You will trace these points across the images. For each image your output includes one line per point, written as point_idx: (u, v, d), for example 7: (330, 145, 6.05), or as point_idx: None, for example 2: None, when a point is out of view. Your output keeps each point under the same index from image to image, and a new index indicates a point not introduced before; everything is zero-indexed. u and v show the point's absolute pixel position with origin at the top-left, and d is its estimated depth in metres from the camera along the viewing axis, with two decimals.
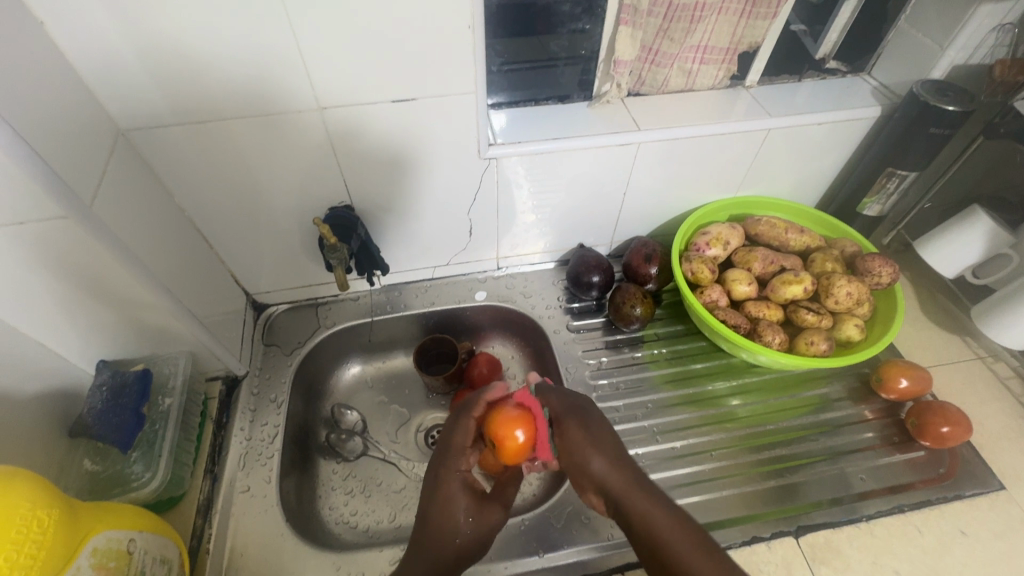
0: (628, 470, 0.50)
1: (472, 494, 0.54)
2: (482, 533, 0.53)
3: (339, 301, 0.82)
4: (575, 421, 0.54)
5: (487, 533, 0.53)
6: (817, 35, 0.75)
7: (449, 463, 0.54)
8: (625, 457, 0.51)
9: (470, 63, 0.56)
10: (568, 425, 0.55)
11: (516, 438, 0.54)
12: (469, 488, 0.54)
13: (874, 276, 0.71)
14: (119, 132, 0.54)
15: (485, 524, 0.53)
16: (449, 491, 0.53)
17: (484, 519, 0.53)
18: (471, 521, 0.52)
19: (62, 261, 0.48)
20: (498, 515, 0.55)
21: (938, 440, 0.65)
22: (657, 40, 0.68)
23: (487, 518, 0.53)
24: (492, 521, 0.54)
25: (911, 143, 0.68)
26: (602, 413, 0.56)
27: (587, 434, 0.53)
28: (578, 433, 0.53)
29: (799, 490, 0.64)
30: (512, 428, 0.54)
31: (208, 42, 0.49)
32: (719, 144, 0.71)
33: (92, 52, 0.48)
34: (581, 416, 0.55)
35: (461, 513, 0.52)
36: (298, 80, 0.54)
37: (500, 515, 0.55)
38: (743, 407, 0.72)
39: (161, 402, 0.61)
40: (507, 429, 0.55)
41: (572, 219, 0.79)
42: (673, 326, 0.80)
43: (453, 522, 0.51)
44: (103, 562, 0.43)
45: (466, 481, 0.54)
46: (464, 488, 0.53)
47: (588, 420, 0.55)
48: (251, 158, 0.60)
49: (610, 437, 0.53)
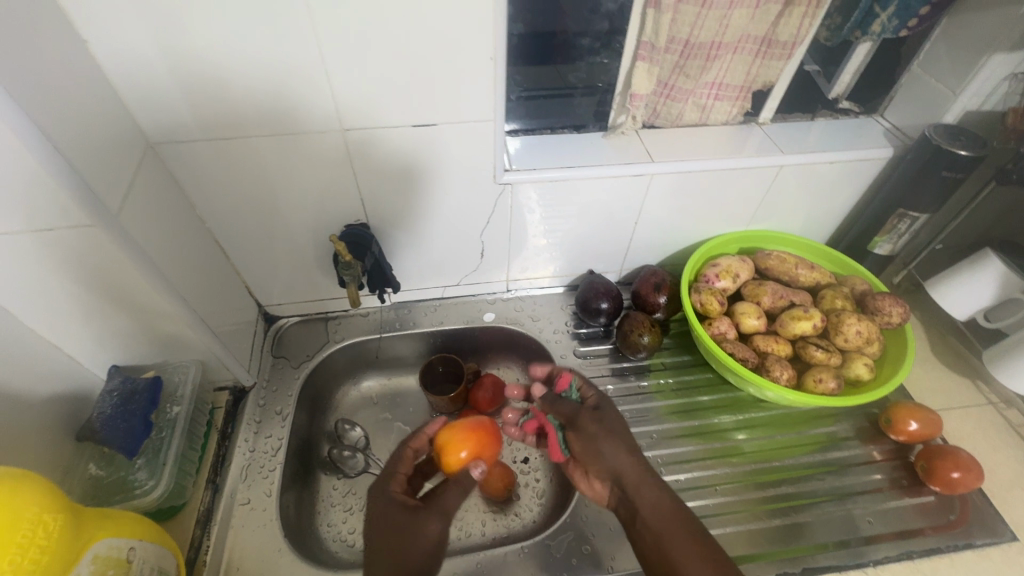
0: (640, 459, 0.56)
1: (403, 508, 0.54)
2: (424, 546, 0.51)
3: (348, 316, 0.83)
4: (591, 417, 0.61)
5: (428, 544, 0.52)
6: (830, 75, 0.77)
7: (380, 484, 0.57)
8: (637, 452, 0.57)
9: (491, 92, 0.58)
10: (581, 420, 0.61)
11: (456, 450, 0.63)
12: (399, 504, 0.54)
13: (883, 316, 0.70)
14: (149, 145, 0.56)
15: (422, 535, 0.52)
16: (381, 512, 0.54)
17: (421, 532, 0.52)
18: (407, 532, 0.52)
19: (85, 267, 0.49)
20: (437, 528, 0.53)
21: (948, 485, 0.64)
22: (672, 75, 0.69)
23: (425, 527, 0.53)
24: (430, 531, 0.53)
25: (923, 185, 0.69)
26: (617, 415, 0.62)
27: (602, 431, 0.59)
28: (591, 431, 0.59)
29: (805, 530, 0.63)
30: (455, 441, 0.63)
31: (241, 62, 0.51)
32: (731, 178, 0.72)
33: (131, 69, 0.50)
34: (597, 415, 0.61)
35: (395, 527, 0.52)
36: (325, 102, 0.56)
37: (440, 527, 0.54)
38: (749, 442, 0.71)
39: (169, 410, 0.61)
40: (451, 450, 0.63)
41: (582, 245, 0.79)
42: (681, 356, 0.80)
43: (390, 537, 0.51)
44: (102, 570, 0.43)
45: (398, 498, 0.55)
46: (395, 504, 0.55)
47: (603, 417, 0.61)
48: (272, 174, 0.62)
49: (627, 440, 0.58)
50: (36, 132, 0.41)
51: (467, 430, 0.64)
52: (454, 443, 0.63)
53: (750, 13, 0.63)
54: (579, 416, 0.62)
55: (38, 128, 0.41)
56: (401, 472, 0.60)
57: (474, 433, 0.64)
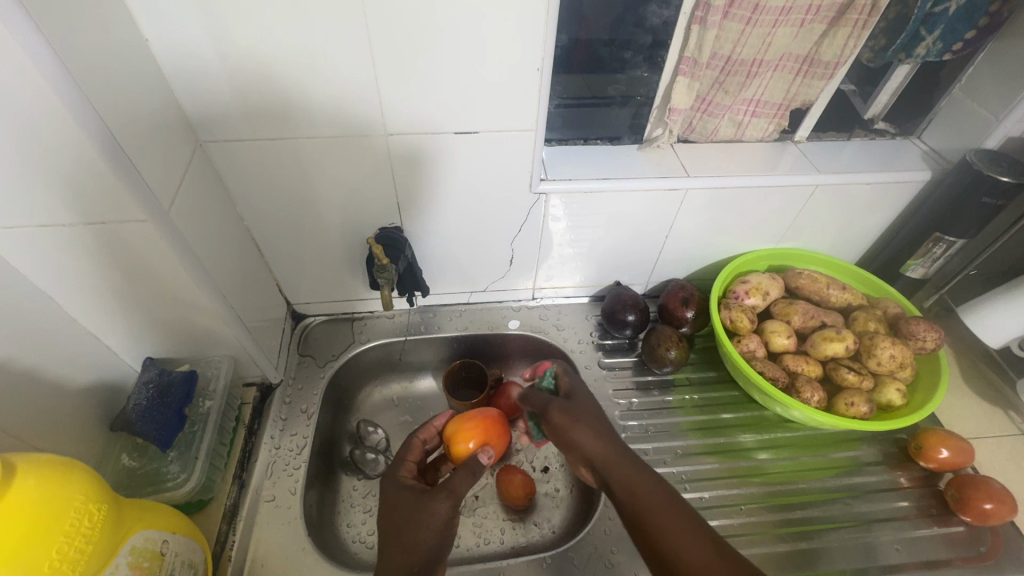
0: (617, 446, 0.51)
1: (410, 492, 0.53)
2: (432, 527, 0.51)
3: (374, 317, 0.83)
4: (558, 411, 0.54)
5: (436, 525, 0.51)
6: (867, 95, 0.76)
7: (389, 471, 0.57)
8: (612, 437, 0.52)
9: (534, 102, 0.59)
10: (552, 409, 0.54)
11: (464, 437, 0.61)
12: (405, 489, 0.54)
13: (918, 340, 0.69)
14: (198, 142, 0.57)
15: (428, 516, 0.51)
16: (388, 500, 0.54)
17: (427, 513, 0.51)
18: (414, 513, 0.51)
19: (134, 260, 0.50)
20: (444, 507, 0.51)
21: (981, 516, 0.63)
22: (711, 91, 0.69)
23: (429, 507, 0.51)
24: (435, 512, 0.51)
25: (961, 210, 0.69)
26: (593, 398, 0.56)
27: (574, 420, 0.53)
28: (566, 421, 0.53)
29: (829, 554, 0.62)
30: (462, 432, 0.62)
31: (293, 65, 0.52)
32: (766, 195, 0.72)
33: (188, 70, 0.52)
34: (568, 405, 0.54)
35: (402, 510, 0.52)
36: (371, 106, 0.57)
37: (447, 505, 0.52)
38: (773, 462, 0.70)
39: (202, 404, 0.62)
40: (460, 439, 0.61)
41: (611, 256, 0.79)
42: (705, 372, 0.80)
43: (398, 523, 0.51)
44: (139, 562, 0.43)
45: (404, 483, 0.55)
46: (402, 489, 0.54)
47: (573, 407, 0.54)
48: (312, 174, 0.62)
49: (600, 424, 0.53)
50: (105, 132, 0.42)
51: (473, 421, 0.63)
52: (461, 433, 0.62)
53: (794, 32, 0.63)
54: (549, 405, 0.55)
55: (108, 128, 0.43)
56: (410, 460, 0.59)
57: (481, 423, 0.63)
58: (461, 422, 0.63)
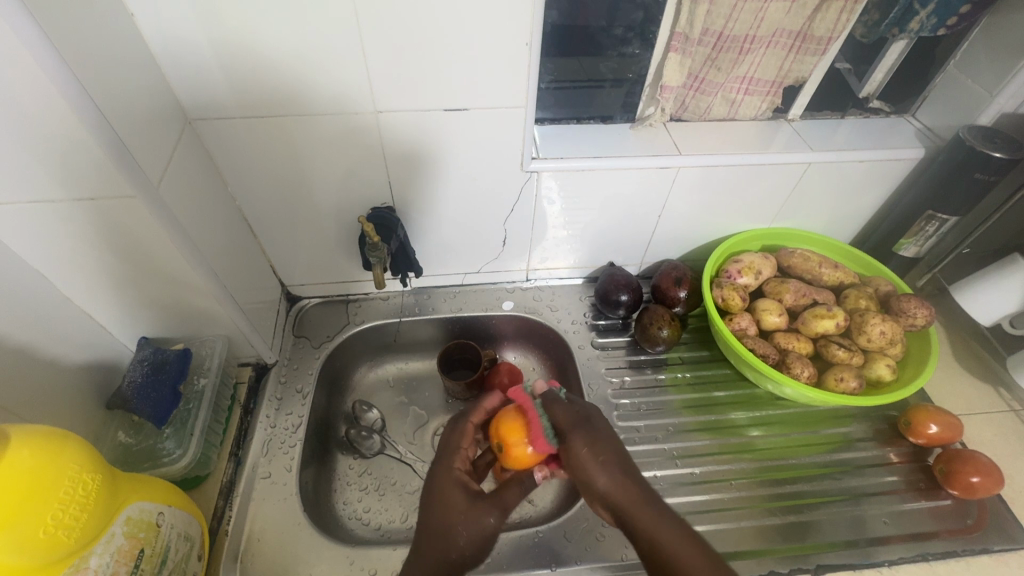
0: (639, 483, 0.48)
1: (464, 493, 0.52)
2: (476, 536, 0.50)
3: (369, 299, 0.84)
4: (581, 439, 0.51)
5: (480, 537, 0.50)
6: (862, 74, 0.75)
7: (442, 461, 0.55)
8: (630, 471, 0.49)
9: (524, 78, 0.58)
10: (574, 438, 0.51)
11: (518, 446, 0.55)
12: (460, 487, 0.52)
13: (908, 317, 0.70)
14: (187, 121, 0.57)
15: (477, 526, 0.50)
16: (440, 492, 0.52)
17: (475, 522, 0.50)
18: (463, 521, 0.50)
19: (124, 237, 0.50)
20: (493, 518, 0.51)
21: (968, 489, 0.63)
22: (704, 68, 0.69)
23: (479, 521, 0.50)
24: (485, 524, 0.50)
25: (953, 187, 0.68)
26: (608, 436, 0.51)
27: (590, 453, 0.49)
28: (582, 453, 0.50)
29: (817, 527, 0.63)
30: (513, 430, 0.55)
31: (280, 43, 0.52)
32: (758, 174, 0.72)
33: (174, 47, 0.51)
34: (588, 430, 0.52)
35: (450, 511, 0.50)
36: (359, 83, 0.56)
37: (496, 517, 0.51)
38: (764, 439, 0.71)
39: (197, 381, 0.63)
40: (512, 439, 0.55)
41: (604, 236, 0.79)
42: (698, 351, 0.80)
43: (445, 522, 0.50)
44: (135, 532, 0.44)
45: (460, 480, 0.53)
46: (456, 487, 0.52)
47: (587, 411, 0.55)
48: (303, 154, 0.62)
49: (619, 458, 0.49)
50: (93, 110, 0.42)
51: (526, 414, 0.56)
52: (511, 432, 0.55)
53: (786, 7, 0.62)
54: (571, 429, 0.52)
55: (96, 107, 0.43)
56: (465, 451, 0.56)
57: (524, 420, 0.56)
58: (518, 420, 0.56)
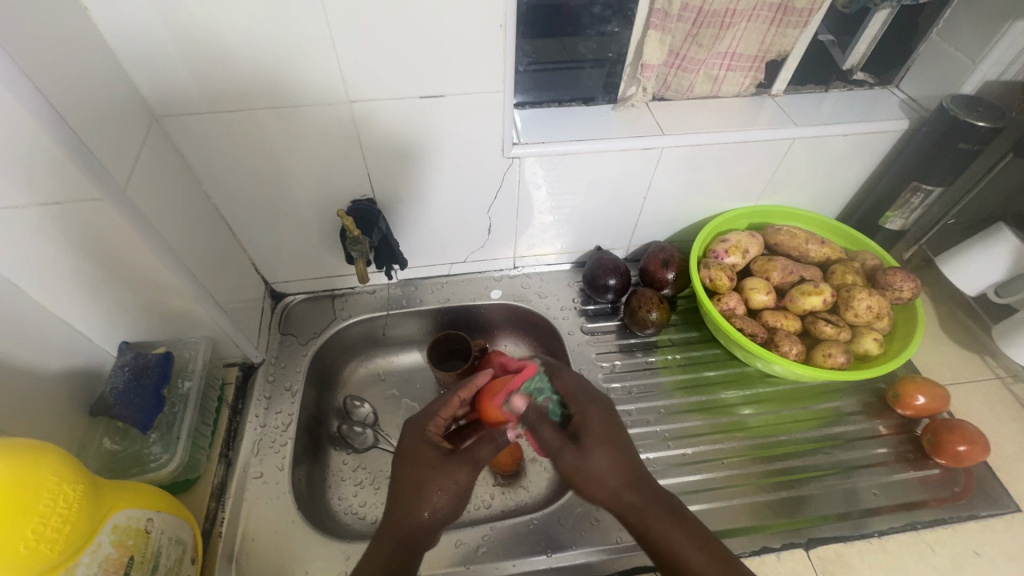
0: (635, 465, 0.50)
1: (436, 452, 0.52)
2: (450, 493, 0.50)
3: (355, 293, 0.83)
4: (585, 425, 0.51)
5: (454, 492, 0.50)
6: (845, 45, 0.74)
7: (418, 424, 0.55)
8: (632, 458, 0.50)
9: (501, 62, 0.57)
10: (578, 421, 0.52)
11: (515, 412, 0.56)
12: (432, 446, 0.52)
13: (894, 291, 0.70)
14: (153, 117, 0.55)
15: (450, 482, 0.50)
16: (414, 454, 0.52)
17: (447, 478, 0.50)
18: (436, 479, 0.50)
19: (94, 242, 0.49)
20: (465, 475, 0.51)
21: (955, 458, 0.64)
22: (684, 45, 0.67)
23: (451, 479, 0.50)
24: (456, 480, 0.51)
25: (938, 159, 0.68)
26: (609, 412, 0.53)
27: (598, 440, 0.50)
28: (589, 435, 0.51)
29: (808, 502, 0.64)
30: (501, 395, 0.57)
31: (247, 36, 0.50)
32: (743, 151, 0.71)
33: (134, 40, 0.49)
34: (588, 415, 0.52)
35: (423, 471, 0.51)
36: (331, 73, 0.55)
37: (469, 475, 0.51)
38: (755, 417, 0.72)
39: (182, 385, 0.62)
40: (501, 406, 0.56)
41: (589, 221, 0.79)
42: (688, 332, 0.80)
43: (419, 481, 0.50)
44: (123, 539, 0.44)
45: (432, 440, 0.53)
46: (427, 446, 0.52)
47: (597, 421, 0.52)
48: (278, 148, 0.61)
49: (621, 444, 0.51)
50: (52, 115, 0.41)
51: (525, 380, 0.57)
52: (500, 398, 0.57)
53: None
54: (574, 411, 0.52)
55: (58, 113, 0.41)
56: (443, 417, 0.56)
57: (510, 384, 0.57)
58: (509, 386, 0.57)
